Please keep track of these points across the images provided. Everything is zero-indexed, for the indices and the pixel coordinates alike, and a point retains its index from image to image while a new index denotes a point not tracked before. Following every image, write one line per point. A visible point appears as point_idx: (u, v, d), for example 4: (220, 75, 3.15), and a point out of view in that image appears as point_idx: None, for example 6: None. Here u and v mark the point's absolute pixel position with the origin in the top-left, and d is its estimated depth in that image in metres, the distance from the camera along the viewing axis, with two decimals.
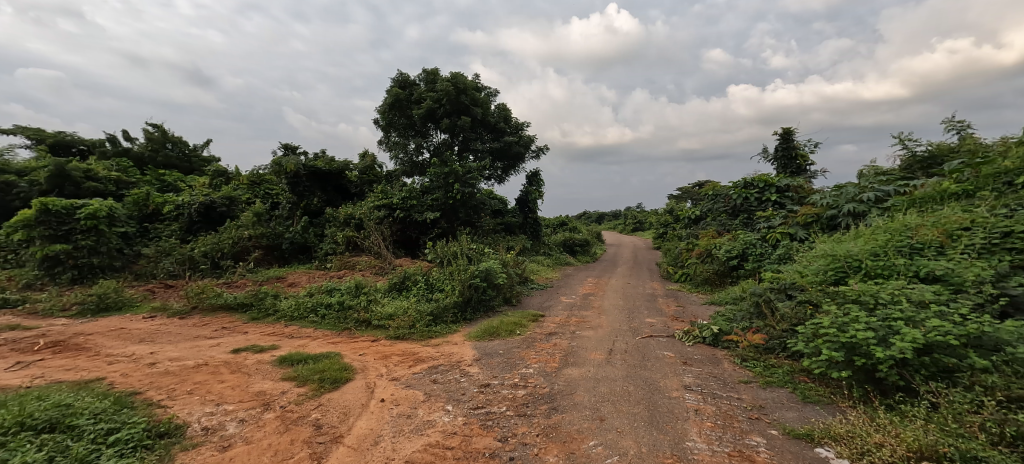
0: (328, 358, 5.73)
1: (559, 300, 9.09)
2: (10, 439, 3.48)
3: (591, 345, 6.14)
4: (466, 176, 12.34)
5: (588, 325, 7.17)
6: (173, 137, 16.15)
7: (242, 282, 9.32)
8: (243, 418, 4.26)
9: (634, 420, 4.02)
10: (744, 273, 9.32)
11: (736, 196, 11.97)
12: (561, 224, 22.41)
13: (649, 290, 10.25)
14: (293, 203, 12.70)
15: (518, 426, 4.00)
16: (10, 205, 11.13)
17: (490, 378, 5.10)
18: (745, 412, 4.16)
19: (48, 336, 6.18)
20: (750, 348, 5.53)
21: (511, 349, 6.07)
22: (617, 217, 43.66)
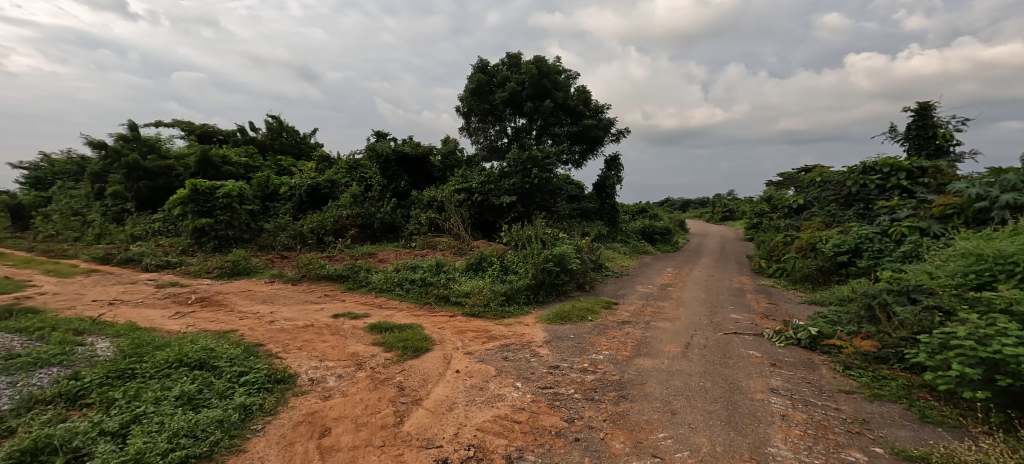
0: (411, 328, 6.36)
1: (634, 288, 9.11)
2: (172, 372, 4.40)
3: (665, 337, 6.17)
4: (545, 162, 12.57)
5: (663, 316, 7.19)
6: (288, 127, 18.10)
7: (341, 256, 10.45)
8: (341, 374, 4.96)
9: (710, 418, 4.08)
10: (854, 271, 8.67)
11: (850, 182, 10.90)
12: (642, 211, 21.91)
13: (736, 284, 9.87)
14: (383, 185, 13.75)
15: (585, 410, 4.25)
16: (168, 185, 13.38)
17: (560, 360, 5.39)
18: (844, 424, 4.02)
19: (198, 292, 7.54)
20: (857, 355, 5.25)
21: (581, 335, 6.29)
22: (705, 205, 41.50)
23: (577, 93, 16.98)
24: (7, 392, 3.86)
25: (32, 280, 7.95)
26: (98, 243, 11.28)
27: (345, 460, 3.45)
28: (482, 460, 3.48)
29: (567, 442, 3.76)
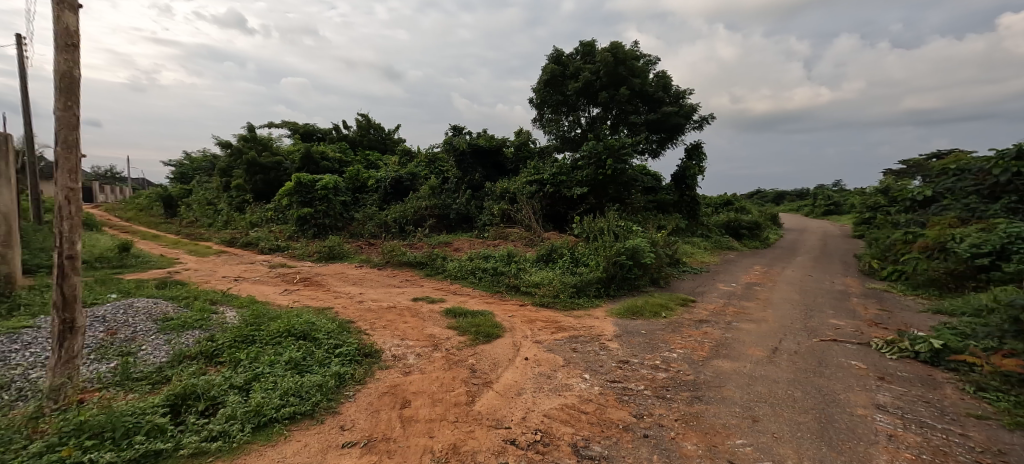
0: (483, 315, 6.73)
1: (715, 286, 8.80)
2: (284, 340, 5.11)
3: (749, 340, 5.81)
4: (620, 152, 12.45)
5: (748, 317, 6.85)
6: (376, 124, 19.46)
7: (421, 244, 11.18)
8: (419, 353, 5.42)
9: (798, 430, 3.64)
10: (1000, 276, 7.34)
11: (1000, 170, 9.59)
12: (728, 205, 20.71)
13: (839, 287, 9.07)
14: (459, 178, 14.36)
15: (655, 408, 4.07)
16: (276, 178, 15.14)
17: (630, 356, 5.32)
18: (971, 454, 3.32)
19: (301, 273, 8.58)
20: (995, 375, 4.33)
21: (653, 331, 6.22)
22: (805, 198, 38.05)
23: (656, 79, 16.40)
24: (165, 347, 4.78)
25: (179, 258, 9.58)
26: (225, 228, 13.21)
27: (424, 430, 3.81)
28: (548, 445, 3.54)
29: (634, 436, 3.64)
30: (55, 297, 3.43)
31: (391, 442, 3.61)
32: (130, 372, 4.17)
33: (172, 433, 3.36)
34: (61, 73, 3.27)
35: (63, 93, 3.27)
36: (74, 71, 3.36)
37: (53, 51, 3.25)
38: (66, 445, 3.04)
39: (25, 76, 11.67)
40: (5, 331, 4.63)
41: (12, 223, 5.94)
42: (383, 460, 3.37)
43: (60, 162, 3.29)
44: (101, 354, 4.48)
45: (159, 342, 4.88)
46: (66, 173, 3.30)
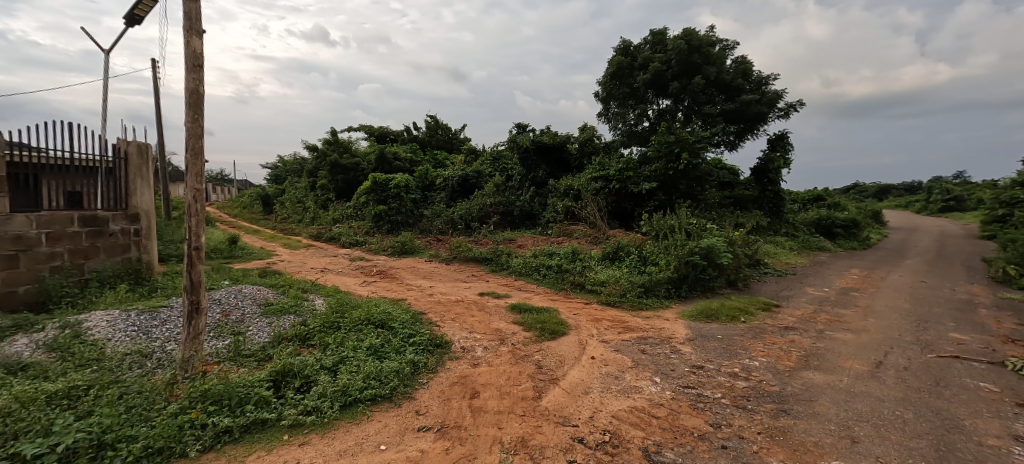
0: (548, 311, 6.74)
1: (802, 291, 8.14)
2: (364, 327, 5.45)
3: (845, 352, 5.27)
4: (694, 145, 11.73)
5: (844, 326, 6.23)
6: (443, 124, 20.08)
7: (485, 241, 11.39)
8: (486, 346, 5.54)
9: (909, 456, 3.23)
10: None
11: None
12: (820, 202, 19.01)
13: (960, 296, 7.98)
14: (523, 175, 14.44)
15: (735, 417, 3.83)
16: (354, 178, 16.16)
17: (705, 361, 5.05)
18: None
19: (377, 265, 9.11)
20: None
21: (730, 336, 5.86)
22: (913, 193, 33.90)
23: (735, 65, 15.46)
24: (267, 328, 5.29)
25: (274, 250, 10.60)
26: (312, 223, 14.32)
27: (492, 421, 3.89)
28: (618, 447, 3.48)
29: (712, 447, 3.45)
30: (185, 282, 3.91)
31: (462, 429, 3.73)
32: (241, 349, 4.66)
33: (275, 405, 3.71)
34: (190, 90, 3.68)
35: (192, 107, 3.68)
36: (200, 88, 3.77)
37: (184, 71, 3.66)
38: (194, 408, 3.47)
39: (157, 94, 13.34)
40: (148, 308, 5.32)
41: (150, 218, 6.69)
42: (455, 446, 3.48)
43: (190, 167, 3.73)
44: (218, 331, 5.06)
45: (262, 324, 5.41)
46: (195, 176, 3.74)
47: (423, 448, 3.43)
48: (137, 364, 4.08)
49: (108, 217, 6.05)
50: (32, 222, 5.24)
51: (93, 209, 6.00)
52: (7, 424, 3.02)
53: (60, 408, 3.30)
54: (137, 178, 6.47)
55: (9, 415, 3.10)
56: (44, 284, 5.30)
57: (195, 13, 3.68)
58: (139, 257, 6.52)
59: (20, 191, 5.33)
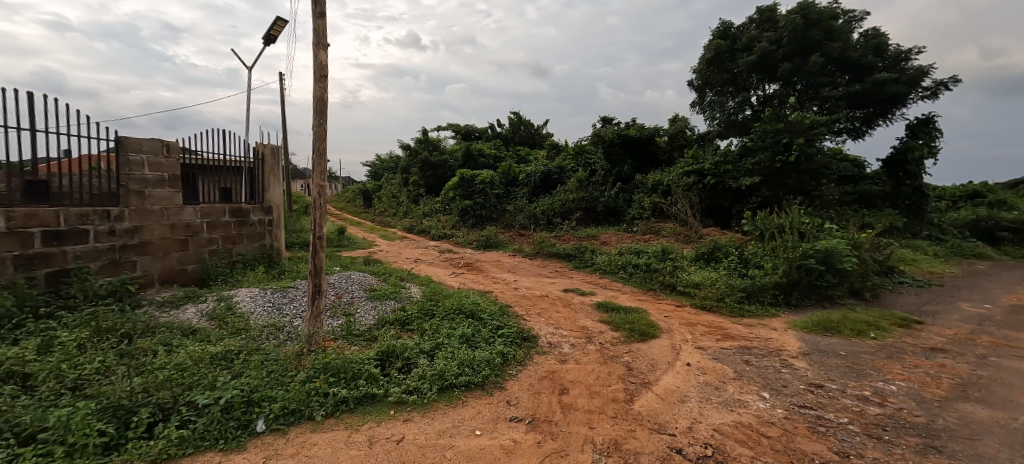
0: (636, 312, 6.50)
1: (949, 306, 7.00)
2: (456, 316, 5.66)
3: (1013, 382, 4.43)
4: (811, 131, 10.44)
5: (1016, 353, 5.22)
6: (526, 120, 20.19)
7: (568, 237, 11.28)
8: (573, 343, 5.47)
9: None
10: None
11: None
12: (973, 200, 16.19)
13: None
14: (607, 170, 14.09)
15: (866, 448, 3.39)
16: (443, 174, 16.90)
17: (825, 380, 4.53)
18: None
19: (464, 258, 9.45)
20: None
21: (854, 352, 5.20)
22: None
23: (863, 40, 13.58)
24: (375, 311, 5.73)
25: (374, 241, 11.49)
26: (405, 217, 15.37)
27: (583, 420, 3.83)
28: None
29: None
30: (310, 266, 4.37)
31: (553, 425, 3.72)
32: (352, 328, 5.09)
33: (383, 381, 4.00)
34: (318, 98, 4.05)
35: (319, 113, 4.05)
36: (326, 96, 4.13)
37: (312, 82, 4.04)
38: (317, 378, 3.85)
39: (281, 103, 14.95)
40: (280, 287, 6.01)
41: (280, 210, 7.44)
42: (546, 439, 3.48)
43: (315, 166, 4.12)
44: (334, 312, 5.58)
45: (369, 307, 5.87)
46: (320, 174, 4.13)
47: (516, 438, 3.47)
48: (273, 335, 4.61)
49: (250, 209, 6.87)
50: (197, 212, 6.07)
51: (239, 202, 6.84)
52: (185, 376, 3.57)
53: (220, 366, 3.82)
54: (270, 175, 7.26)
55: (185, 370, 3.67)
56: (206, 265, 6.15)
57: (322, 30, 4.04)
58: (272, 245, 7.35)
59: (187, 187, 6.18)
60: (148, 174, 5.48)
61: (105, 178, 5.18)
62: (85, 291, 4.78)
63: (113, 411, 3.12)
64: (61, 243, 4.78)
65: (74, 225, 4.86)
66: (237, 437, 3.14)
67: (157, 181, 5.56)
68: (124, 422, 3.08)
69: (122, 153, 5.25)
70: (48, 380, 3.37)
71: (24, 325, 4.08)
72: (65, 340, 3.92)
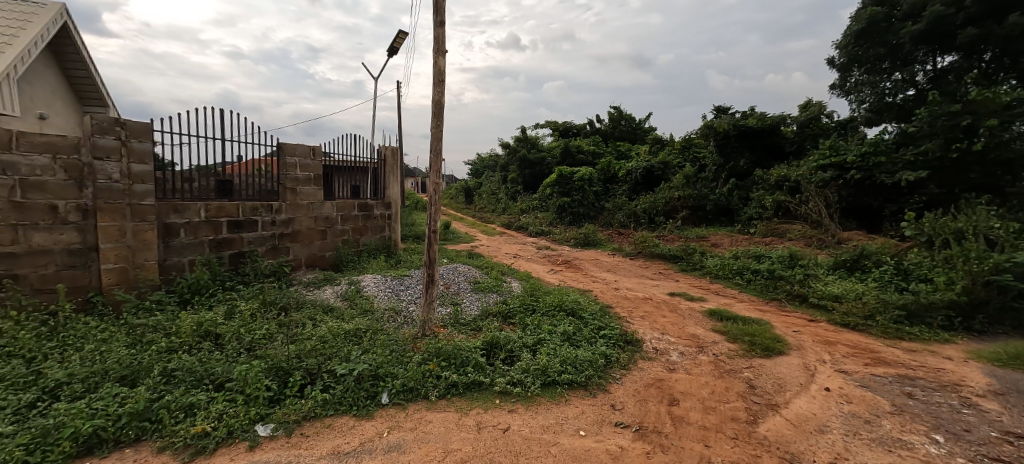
0: (757, 323, 5.85)
1: None
2: (557, 314, 5.58)
3: None
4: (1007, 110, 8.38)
5: None
6: (628, 114, 19.39)
7: (672, 237, 10.63)
8: (683, 352, 5.09)
9: None
10: None
11: None
12: None
13: None
14: (719, 165, 12.88)
15: None
16: (541, 171, 16.97)
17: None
18: None
19: (562, 255, 9.37)
20: None
21: None
22: None
23: None
24: (480, 303, 5.89)
25: (474, 235, 11.94)
26: (504, 213, 16.61)
27: (696, 436, 3.51)
28: None
29: None
30: (425, 257, 4.59)
31: (663, 436, 3.47)
32: (459, 318, 5.28)
33: (489, 370, 4.08)
34: (436, 101, 4.23)
35: (436, 116, 4.21)
36: (443, 99, 4.28)
37: (431, 86, 4.22)
38: (431, 361, 4.03)
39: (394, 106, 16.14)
40: (398, 275, 6.48)
41: (399, 206, 8.03)
42: (657, 451, 3.26)
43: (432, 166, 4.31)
44: (443, 300, 5.85)
45: (473, 298, 6.06)
46: (436, 174, 4.31)
47: (623, 444, 3.29)
48: (392, 318, 4.95)
49: (375, 205, 7.49)
50: (334, 207, 6.76)
51: (365, 198, 7.48)
52: (326, 348, 3.97)
53: (353, 342, 4.20)
54: (391, 174, 7.83)
55: (327, 342, 4.09)
56: (340, 253, 6.85)
57: (442, 37, 4.20)
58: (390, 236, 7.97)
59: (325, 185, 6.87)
60: (299, 173, 6.21)
61: (269, 178, 5.99)
62: (256, 270, 5.63)
63: (277, 371, 3.61)
64: (241, 231, 5.61)
65: (249, 216, 5.68)
66: (367, 406, 3.44)
67: (306, 179, 6.29)
68: (284, 381, 3.56)
69: (282, 158, 5.98)
70: (230, 340, 4.01)
71: (218, 293, 4.93)
72: (243, 308, 4.62)
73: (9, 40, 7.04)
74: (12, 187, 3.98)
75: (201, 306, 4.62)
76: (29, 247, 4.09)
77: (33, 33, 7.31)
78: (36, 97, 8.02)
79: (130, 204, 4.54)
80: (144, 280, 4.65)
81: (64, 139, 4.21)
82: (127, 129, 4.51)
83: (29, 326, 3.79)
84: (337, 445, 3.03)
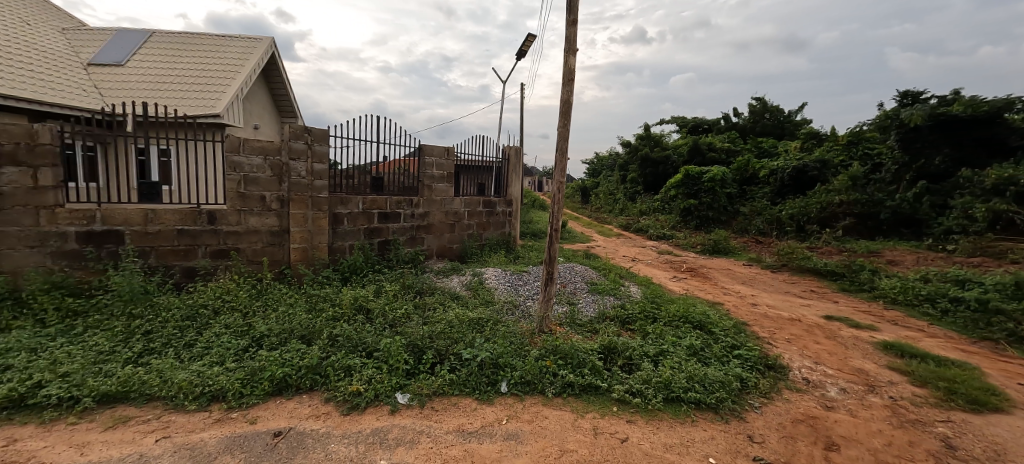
0: (957, 365, 4.57)
1: None
2: (681, 325, 5.24)
3: None
4: None
5: None
6: (772, 107, 17.38)
7: (828, 250, 9.24)
8: (844, 388, 4.20)
9: None
10: None
11: None
12: None
13: None
14: (902, 164, 9.96)
15: None
16: (667, 171, 16.10)
17: None
18: None
19: (687, 262, 8.85)
20: None
21: None
22: None
23: None
24: (595, 305, 5.83)
25: (589, 235, 11.84)
26: (621, 215, 16.17)
27: None
28: None
29: None
30: (545, 254, 4.71)
31: None
32: (575, 318, 5.32)
33: (608, 375, 4.03)
34: (565, 100, 4.29)
35: (564, 115, 4.28)
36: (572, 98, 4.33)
37: (561, 85, 4.30)
38: (548, 357, 4.15)
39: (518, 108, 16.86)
40: (517, 270, 6.75)
41: (518, 203, 8.33)
42: None
43: (557, 165, 4.39)
44: (559, 299, 5.95)
45: (590, 299, 6.04)
46: (561, 173, 4.39)
47: None
48: (511, 311, 5.19)
49: (498, 201, 7.89)
50: (463, 203, 7.26)
51: (490, 195, 7.88)
52: (453, 332, 4.33)
53: (477, 329, 4.50)
54: (513, 172, 8.15)
55: (454, 326, 4.46)
56: (465, 245, 7.37)
57: (574, 36, 4.25)
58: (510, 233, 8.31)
59: None
60: (435, 172, 6.80)
61: (409, 175, 6.60)
62: (398, 256, 6.35)
63: (414, 347, 4.07)
64: (388, 221, 6.34)
65: (394, 208, 6.39)
66: (488, 391, 3.69)
67: (439, 177, 6.86)
68: (420, 357, 4.00)
69: (422, 158, 6.60)
70: (377, 314, 4.62)
71: (370, 274, 5.68)
72: (388, 288, 5.26)
73: (235, 74, 9.12)
74: (239, 181, 5.02)
75: (356, 284, 5.36)
76: (246, 227, 5.15)
77: (250, 67, 9.32)
78: (254, 111, 10.32)
79: (312, 196, 5.41)
80: (319, 258, 5.54)
81: (271, 144, 5.13)
82: (312, 135, 5.34)
83: (243, 286, 4.87)
84: (462, 423, 3.31)
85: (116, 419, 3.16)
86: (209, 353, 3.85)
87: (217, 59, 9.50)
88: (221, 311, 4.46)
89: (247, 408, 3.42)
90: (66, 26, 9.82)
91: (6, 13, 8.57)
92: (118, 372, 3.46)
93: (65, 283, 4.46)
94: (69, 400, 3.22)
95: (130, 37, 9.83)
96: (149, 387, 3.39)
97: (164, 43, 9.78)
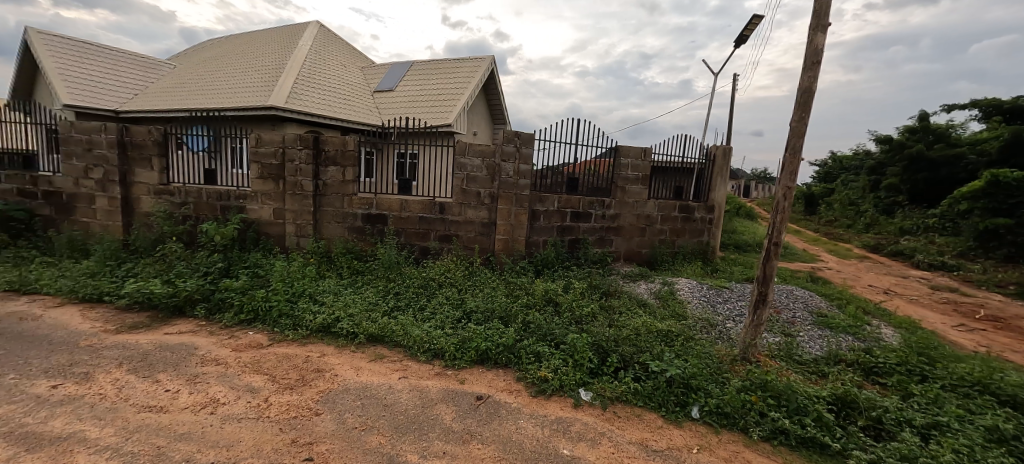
0: None
1: None
2: (975, 396, 3.70)
3: None
4: None
5: None
6: None
7: None
8: None
9: None
10: None
11: None
12: None
13: None
14: None
15: None
16: (957, 178, 12.18)
17: None
18: None
19: (988, 308, 6.69)
20: None
21: None
22: None
23: None
24: (824, 342, 4.83)
25: (820, 256, 10.03)
26: (869, 231, 13.22)
27: None
28: None
29: None
30: (760, 272, 4.20)
31: None
32: (793, 353, 4.45)
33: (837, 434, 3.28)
34: (804, 87, 3.84)
35: (800, 106, 3.85)
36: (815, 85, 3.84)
37: (803, 70, 3.86)
38: (752, 392, 3.64)
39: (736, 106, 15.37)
40: (716, 285, 6.24)
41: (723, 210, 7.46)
42: None
43: (787, 165, 3.95)
44: (776, 328, 5.12)
45: (816, 333, 5.06)
46: (789, 175, 3.93)
47: None
48: (707, 330, 4.86)
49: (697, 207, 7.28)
50: (657, 206, 7.07)
51: (688, 199, 7.38)
52: (640, 342, 4.30)
53: (665, 343, 4.37)
54: (718, 175, 7.32)
55: (641, 335, 4.45)
56: (654, 251, 7.19)
57: (824, 6, 3.77)
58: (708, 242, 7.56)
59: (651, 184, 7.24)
60: (631, 174, 6.79)
61: (601, 177, 6.79)
62: (586, 256, 6.64)
63: (598, 347, 4.21)
64: (580, 221, 6.68)
65: (587, 208, 6.69)
66: (676, 412, 3.54)
67: (634, 179, 6.81)
68: (604, 359, 4.13)
69: (617, 158, 6.70)
70: (566, 310, 4.93)
71: (560, 270, 6.10)
72: (577, 286, 5.55)
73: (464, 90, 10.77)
74: (463, 179, 6.04)
75: (548, 278, 5.83)
76: (464, 218, 6.12)
77: (477, 82, 10.89)
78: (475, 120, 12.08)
79: (516, 194, 6.06)
80: (517, 249, 6.20)
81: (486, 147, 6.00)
82: (520, 139, 5.98)
83: (459, 267, 5.82)
84: (644, 437, 3.30)
85: (376, 355, 4.29)
86: (434, 318, 4.80)
87: (453, 78, 11.41)
88: (444, 285, 5.45)
89: (457, 369, 4.12)
90: (363, 64, 13.20)
91: (332, 58, 12.00)
92: (378, 321, 4.67)
93: (353, 249, 6.15)
94: (351, 335, 4.55)
95: (397, 67, 12.66)
96: (395, 336, 4.48)
97: (418, 69, 12.26)
